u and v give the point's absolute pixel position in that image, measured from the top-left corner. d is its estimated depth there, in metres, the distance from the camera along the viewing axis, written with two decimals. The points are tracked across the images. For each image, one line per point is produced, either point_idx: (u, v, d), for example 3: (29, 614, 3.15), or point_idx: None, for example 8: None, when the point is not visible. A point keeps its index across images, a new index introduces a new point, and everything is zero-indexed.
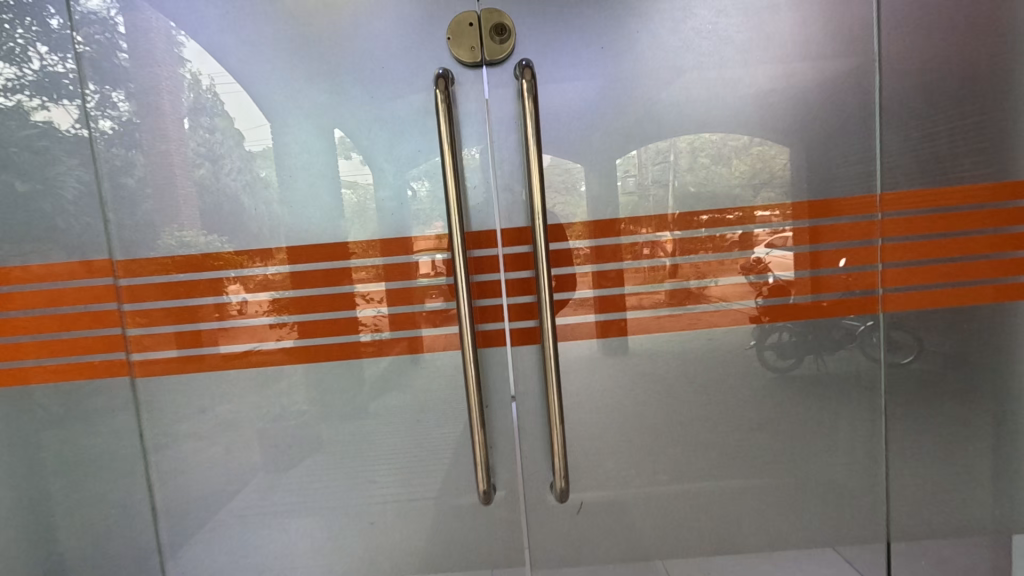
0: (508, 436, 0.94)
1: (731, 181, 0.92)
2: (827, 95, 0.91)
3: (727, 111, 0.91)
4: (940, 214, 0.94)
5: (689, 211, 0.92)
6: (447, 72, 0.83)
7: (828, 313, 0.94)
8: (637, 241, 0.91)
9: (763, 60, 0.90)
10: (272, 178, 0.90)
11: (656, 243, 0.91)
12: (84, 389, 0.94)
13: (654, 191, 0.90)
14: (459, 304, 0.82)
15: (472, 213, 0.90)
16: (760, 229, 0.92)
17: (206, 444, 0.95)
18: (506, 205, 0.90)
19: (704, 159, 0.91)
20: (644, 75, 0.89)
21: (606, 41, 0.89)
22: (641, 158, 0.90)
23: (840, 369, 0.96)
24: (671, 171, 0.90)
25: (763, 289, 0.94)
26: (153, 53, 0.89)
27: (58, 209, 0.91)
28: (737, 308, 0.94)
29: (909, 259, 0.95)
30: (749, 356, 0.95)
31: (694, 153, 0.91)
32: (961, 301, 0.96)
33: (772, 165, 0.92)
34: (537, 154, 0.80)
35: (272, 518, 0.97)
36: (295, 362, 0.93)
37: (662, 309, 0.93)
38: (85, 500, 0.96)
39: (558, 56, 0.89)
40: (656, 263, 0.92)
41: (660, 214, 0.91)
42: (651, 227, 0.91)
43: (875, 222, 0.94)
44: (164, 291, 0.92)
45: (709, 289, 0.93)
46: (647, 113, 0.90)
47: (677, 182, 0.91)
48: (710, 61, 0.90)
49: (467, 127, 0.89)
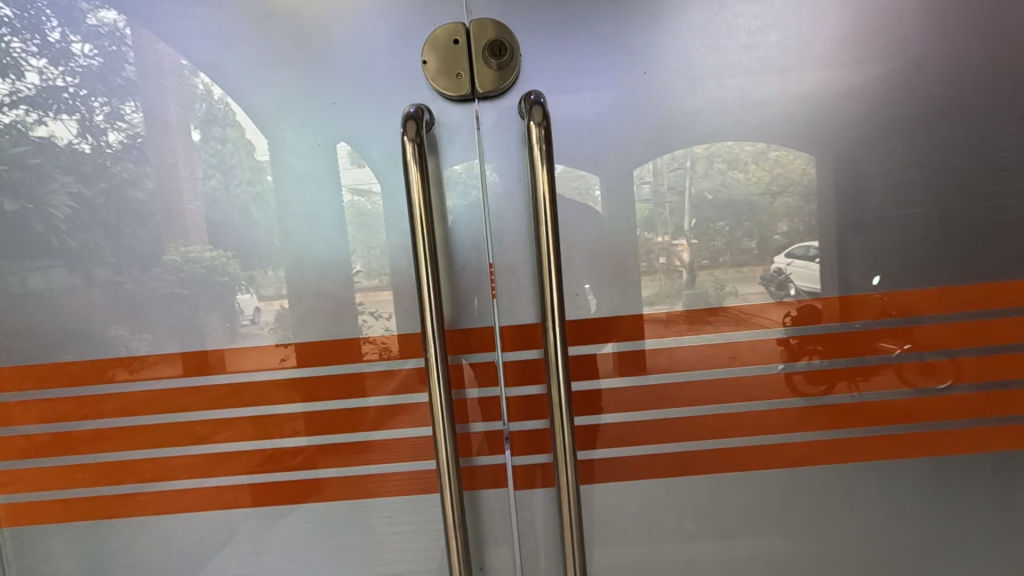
0: (485, 472, 0.92)
1: (750, 189, 0.87)
2: (853, 105, 0.86)
3: (748, 121, 0.86)
4: (1014, 320, 0.90)
5: (707, 219, 0.87)
6: (419, 110, 0.81)
7: (862, 336, 0.89)
8: (653, 249, 0.87)
9: (794, 64, 0.86)
10: (281, 192, 0.88)
11: (672, 252, 0.87)
12: (85, 407, 0.92)
13: (670, 199, 0.86)
14: (423, 350, 0.80)
15: (457, 243, 0.88)
16: (782, 237, 0.87)
17: (207, 466, 0.92)
18: (512, 289, 0.89)
19: (720, 164, 0.86)
20: (660, 84, 0.85)
21: (621, 48, 0.85)
22: (656, 165, 0.86)
23: (876, 394, 0.91)
24: (687, 177, 0.86)
25: (786, 298, 0.88)
26: (161, 65, 0.87)
27: (50, 227, 0.88)
28: (760, 321, 0.89)
29: (971, 381, 0.91)
30: (775, 378, 0.90)
31: (710, 158, 0.86)
32: (1003, 445, 0.93)
33: (793, 171, 0.87)
34: (545, 177, 0.78)
35: (275, 538, 0.93)
36: (294, 386, 0.91)
37: (678, 322, 0.88)
38: (88, 521, 0.95)
39: (571, 64, 0.85)
40: (672, 272, 0.87)
41: (676, 223, 0.86)
42: (667, 235, 0.87)
43: (939, 323, 0.90)
44: (170, 305, 0.90)
45: (726, 301, 0.88)
46: (669, 122, 0.86)
47: (693, 190, 0.86)
48: (729, 69, 0.85)
49: (452, 136, 0.87)
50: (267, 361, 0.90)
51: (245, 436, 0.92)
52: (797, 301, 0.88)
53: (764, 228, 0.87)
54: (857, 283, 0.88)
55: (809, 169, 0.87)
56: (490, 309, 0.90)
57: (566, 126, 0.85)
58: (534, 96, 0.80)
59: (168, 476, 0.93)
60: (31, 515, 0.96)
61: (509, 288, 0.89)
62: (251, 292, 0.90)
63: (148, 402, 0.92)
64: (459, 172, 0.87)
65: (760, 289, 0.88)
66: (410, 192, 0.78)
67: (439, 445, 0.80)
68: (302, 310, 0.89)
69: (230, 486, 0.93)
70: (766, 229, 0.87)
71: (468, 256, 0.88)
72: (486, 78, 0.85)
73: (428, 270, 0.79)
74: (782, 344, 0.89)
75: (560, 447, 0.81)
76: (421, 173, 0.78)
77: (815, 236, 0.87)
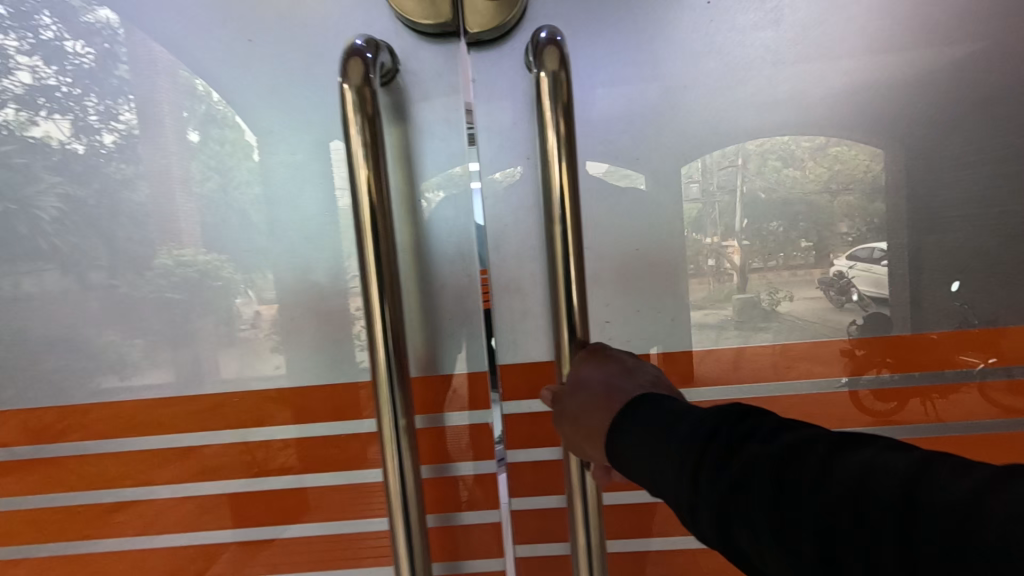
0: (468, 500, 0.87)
1: (805, 185, 0.74)
2: (932, 88, 0.71)
3: (801, 108, 0.73)
4: None
5: (761, 219, 0.75)
6: (367, 43, 0.70)
7: (941, 351, 0.75)
8: (700, 252, 0.75)
9: (863, 40, 0.72)
10: (278, 194, 0.84)
11: (721, 253, 0.75)
12: (70, 420, 0.87)
13: (720, 199, 0.74)
14: (372, 367, 0.72)
15: (438, 248, 0.82)
16: (843, 237, 0.74)
17: (200, 478, 0.89)
18: (519, 306, 0.82)
19: (775, 161, 0.74)
20: (693, 66, 0.73)
21: (649, 27, 0.74)
22: (705, 163, 0.74)
23: (960, 420, 0.76)
24: (738, 176, 0.74)
25: (847, 304, 0.75)
26: (157, 62, 0.83)
27: (36, 230, 0.85)
28: (823, 334, 0.76)
29: None
30: (841, 396, 0.77)
31: (764, 155, 0.74)
32: None
33: (854, 166, 0.73)
34: (559, 165, 0.69)
35: (274, 549, 0.91)
36: (288, 398, 0.87)
37: (728, 331, 0.76)
38: (76, 535, 0.91)
39: (589, 47, 0.75)
40: (721, 275, 0.75)
41: (727, 223, 0.75)
42: (716, 234, 0.75)
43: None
44: (162, 311, 0.86)
45: (782, 307, 0.76)
46: (704, 110, 0.74)
47: (746, 188, 0.74)
48: (778, 47, 0.73)
49: (433, 133, 0.80)
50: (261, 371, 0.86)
51: (235, 448, 0.88)
52: (861, 308, 0.75)
53: (806, 233, 0.74)
54: (933, 294, 0.74)
55: (857, 158, 0.73)
56: (477, 322, 0.83)
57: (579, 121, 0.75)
58: (547, 32, 0.70)
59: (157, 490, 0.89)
60: (19, 525, 0.93)
61: (511, 307, 0.83)
62: (249, 296, 0.85)
63: (138, 414, 0.87)
64: (461, 173, 0.81)
65: (819, 295, 0.75)
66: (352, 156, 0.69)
67: (386, 469, 0.73)
68: (299, 317, 0.86)
69: (216, 503, 0.90)
70: (810, 233, 0.74)
71: (455, 266, 0.82)
72: (480, 12, 0.76)
73: (377, 287, 0.71)
74: (849, 356, 0.76)
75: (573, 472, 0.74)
76: (376, 166, 0.70)
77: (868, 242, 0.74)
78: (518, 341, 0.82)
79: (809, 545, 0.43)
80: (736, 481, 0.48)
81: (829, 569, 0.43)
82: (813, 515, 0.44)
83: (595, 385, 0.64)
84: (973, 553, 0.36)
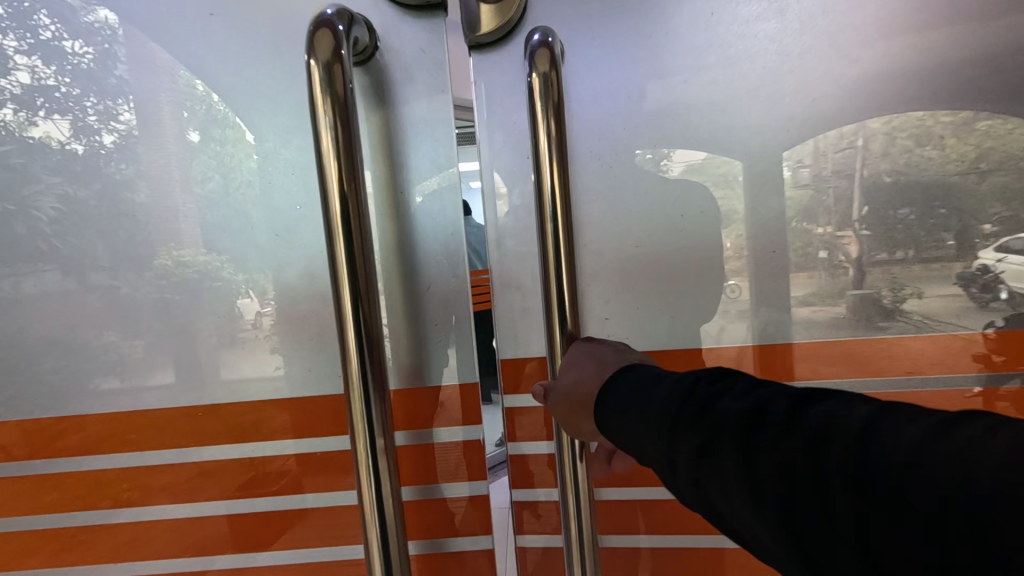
0: (462, 520, 0.83)
1: (946, 166, 0.66)
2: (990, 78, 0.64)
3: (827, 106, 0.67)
4: None
5: (881, 207, 0.67)
6: (337, 12, 0.63)
7: None
8: (811, 242, 0.69)
9: (904, 30, 0.65)
10: (278, 195, 0.82)
11: (834, 243, 0.69)
12: (70, 422, 0.87)
13: (833, 183, 0.68)
14: (343, 372, 0.65)
15: (422, 250, 0.78)
16: (990, 229, 0.66)
17: (198, 481, 0.88)
18: (518, 311, 0.79)
19: (905, 140, 0.66)
20: (708, 62, 0.68)
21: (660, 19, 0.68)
22: (818, 144, 0.68)
23: None
24: (858, 157, 0.67)
25: (992, 304, 0.67)
26: (155, 60, 0.81)
27: (33, 230, 0.84)
28: (960, 335, 0.68)
29: None
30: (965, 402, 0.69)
31: (891, 133, 0.66)
32: None
33: (1013, 145, 0.65)
34: (550, 159, 0.65)
35: (273, 552, 0.90)
36: (284, 402, 0.86)
37: (840, 330, 0.70)
38: (78, 536, 0.91)
39: (596, 42, 0.70)
40: (836, 269, 0.69)
41: (844, 211, 0.68)
42: (831, 223, 0.69)
43: None
44: (162, 312, 0.85)
45: (907, 305, 0.68)
46: (720, 110, 0.68)
47: (866, 171, 0.67)
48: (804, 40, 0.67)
49: (415, 134, 0.75)
50: (259, 374, 0.86)
51: (233, 451, 0.87)
52: (1010, 307, 0.66)
53: (828, 237, 0.69)
54: None
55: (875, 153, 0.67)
56: (466, 328, 0.79)
57: (581, 121, 0.71)
58: (546, 36, 0.64)
59: (155, 492, 0.89)
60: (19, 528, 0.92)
61: (510, 310, 0.79)
62: (250, 296, 0.84)
63: (137, 415, 0.87)
64: (452, 174, 0.76)
65: (957, 293, 0.67)
66: (318, 137, 0.62)
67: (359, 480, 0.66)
68: (299, 320, 0.84)
69: (214, 505, 0.89)
70: (829, 233, 0.69)
71: (440, 270, 0.78)
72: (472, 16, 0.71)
73: (347, 284, 0.64)
74: (983, 362, 0.68)
75: (564, 475, 0.71)
76: (346, 152, 0.63)
77: (893, 249, 0.68)
78: (515, 347, 0.80)
79: (786, 504, 0.42)
80: (710, 438, 0.48)
81: (808, 530, 0.41)
82: (786, 472, 0.43)
83: (588, 368, 0.62)
84: (940, 510, 0.35)
